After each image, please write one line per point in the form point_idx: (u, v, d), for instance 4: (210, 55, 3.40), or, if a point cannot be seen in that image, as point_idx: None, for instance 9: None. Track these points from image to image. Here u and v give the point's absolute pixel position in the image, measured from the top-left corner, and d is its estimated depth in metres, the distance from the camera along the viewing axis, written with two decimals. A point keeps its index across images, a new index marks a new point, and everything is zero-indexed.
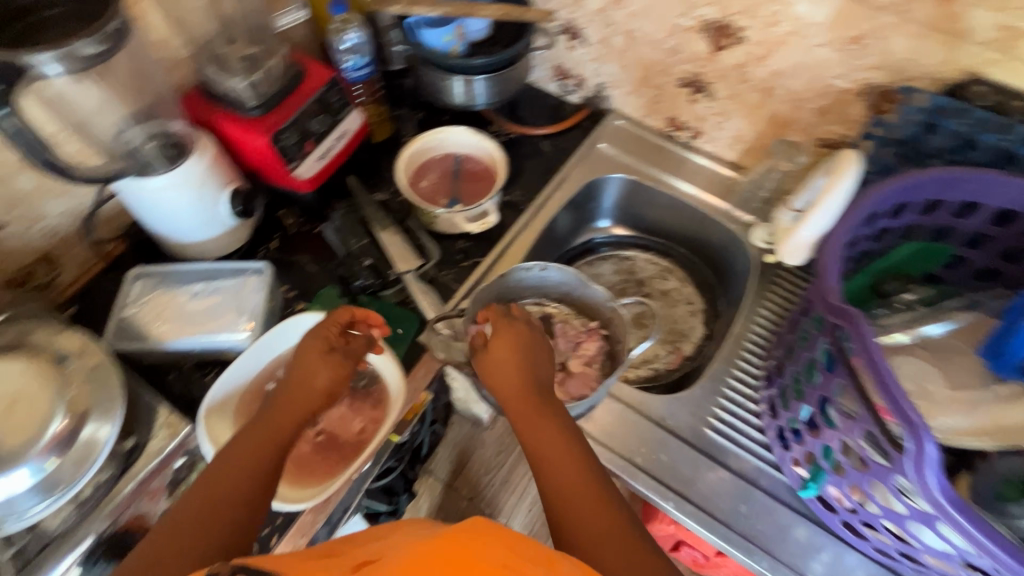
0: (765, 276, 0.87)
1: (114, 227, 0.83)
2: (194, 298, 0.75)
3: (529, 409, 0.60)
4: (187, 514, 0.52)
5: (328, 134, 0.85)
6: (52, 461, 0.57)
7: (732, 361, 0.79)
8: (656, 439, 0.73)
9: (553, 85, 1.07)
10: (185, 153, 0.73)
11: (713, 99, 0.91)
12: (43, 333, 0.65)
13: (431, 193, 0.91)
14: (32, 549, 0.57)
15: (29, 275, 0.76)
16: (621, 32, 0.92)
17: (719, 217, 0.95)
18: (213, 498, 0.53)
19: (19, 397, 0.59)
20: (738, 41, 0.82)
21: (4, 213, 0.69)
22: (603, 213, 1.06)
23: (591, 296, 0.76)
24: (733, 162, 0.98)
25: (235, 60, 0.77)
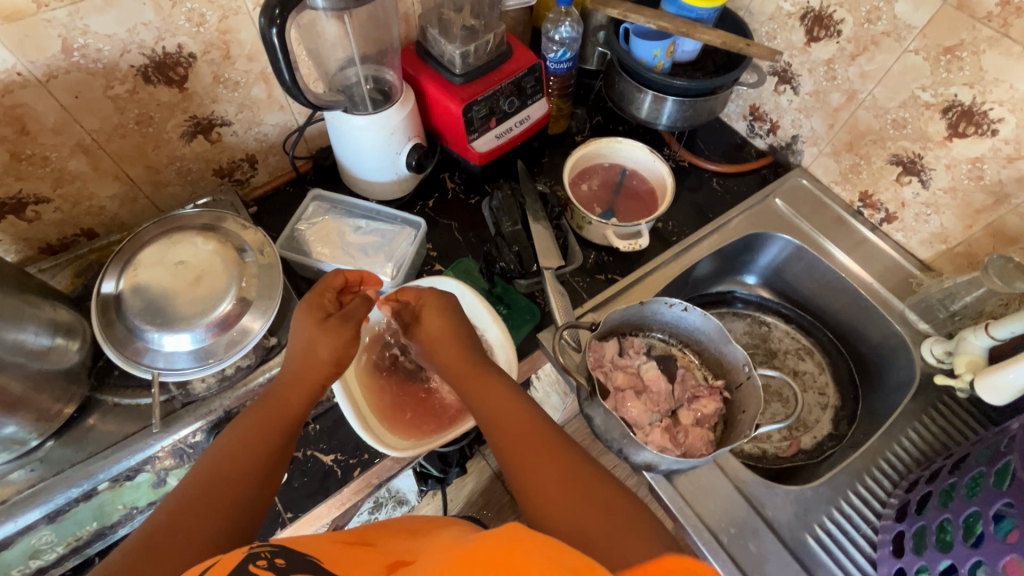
0: (924, 397, 0.77)
1: (308, 148, 0.92)
2: (356, 232, 0.81)
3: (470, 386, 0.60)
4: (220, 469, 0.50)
5: (512, 116, 0.87)
6: (210, 336, 0.65)
7: (858, 475, 0.71)
8: (749, 525, 0.68)
9: (742, 124, 1.02)
10: (390, 101, 0.79)
11: (925, 187, 0.81)
12: (234, 224, 0.73)
13: (589, 199, 0.90)
14: (178, 403, 0.65)
15: (235, 169, 0.87)
16: (842, 89, 0.84)
17: (887, 315, 0.85)
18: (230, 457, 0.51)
19: (204, 272, 0.67)
20: (987, 133, 0.71)
21: (235, 113, 0.79)
22: (753, 269, 1.00)
23: (727, 353, 0.72)
24: (924, 262, 0.86)
25: (457, 27, 0.82)
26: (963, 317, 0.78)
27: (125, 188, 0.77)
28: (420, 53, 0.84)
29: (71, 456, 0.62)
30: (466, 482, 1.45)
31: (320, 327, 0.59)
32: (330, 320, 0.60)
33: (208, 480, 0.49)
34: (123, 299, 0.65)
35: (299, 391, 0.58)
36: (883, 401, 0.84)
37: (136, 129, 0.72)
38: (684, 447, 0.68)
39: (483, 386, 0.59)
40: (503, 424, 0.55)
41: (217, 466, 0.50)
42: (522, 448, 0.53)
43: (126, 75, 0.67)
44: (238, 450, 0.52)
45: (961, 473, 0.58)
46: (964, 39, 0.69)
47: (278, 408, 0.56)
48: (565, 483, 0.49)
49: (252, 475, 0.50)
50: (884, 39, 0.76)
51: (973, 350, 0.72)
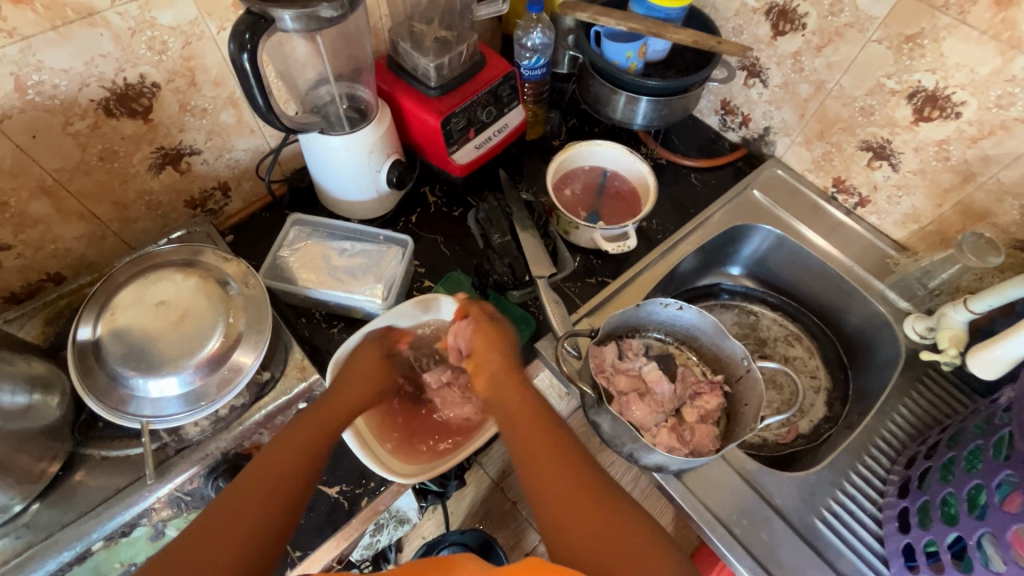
0: (911, 372, 0.79)
1: (282, 171, 0.90)
2: (342, 255, 0.79)
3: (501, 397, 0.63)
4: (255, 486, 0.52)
5: (490, 125, 0.87)
6: (202, 376, 0.62)
7: (858, 455, 0.73)
8: (761, 514, 0.69)
9: (714, 119, 1.04)
10: (366, 119, 0.77)
11: (895, 170, 0.84)
12: (214, 256, 0.70)
13: (573, 204, 0.90)
14: (171, 449, 0.62)
15: (207, 198, 0.83)
16: (810, 80, 0.87)
17: (869, 296, 0.88)
18: (273, 480, 0.53)
19: (188, 310, 0.64)
20: (951, 115, 0.74)
21: (204, 141, 0.76)
22: (736, 260, 1.01)
23: (724, 348, 0.73)
24: (899, 241, 0.90)
25: (429, 40, 0.81)
26: (941, 293, 0.81)
27: (92, 227, 0.73)
28: (392, 67, 0.83)
29: (59, 517, 0.59)
30: (466, 493, 1.44)
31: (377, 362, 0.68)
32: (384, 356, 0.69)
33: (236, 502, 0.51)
34: (103, 345, 0.62)
35: (332, 422, 0.60)
36: (872, 380, 0.87)
37: (100, 165, 0.68)
38: (692, 446, 0.69)
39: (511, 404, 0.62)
40: (529, 440, 0.59)
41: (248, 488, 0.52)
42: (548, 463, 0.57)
43: (87, 110, 0.63)
44: (274, 471, 0.54)
45: (959, 447, 0.60)
46: (925, 27, 0.71)
47: (312, 430, 0.58)
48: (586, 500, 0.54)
49: (286, 502, 0.52)
50: (848, 30, 0.78)
51: (954, 324, 0.74)
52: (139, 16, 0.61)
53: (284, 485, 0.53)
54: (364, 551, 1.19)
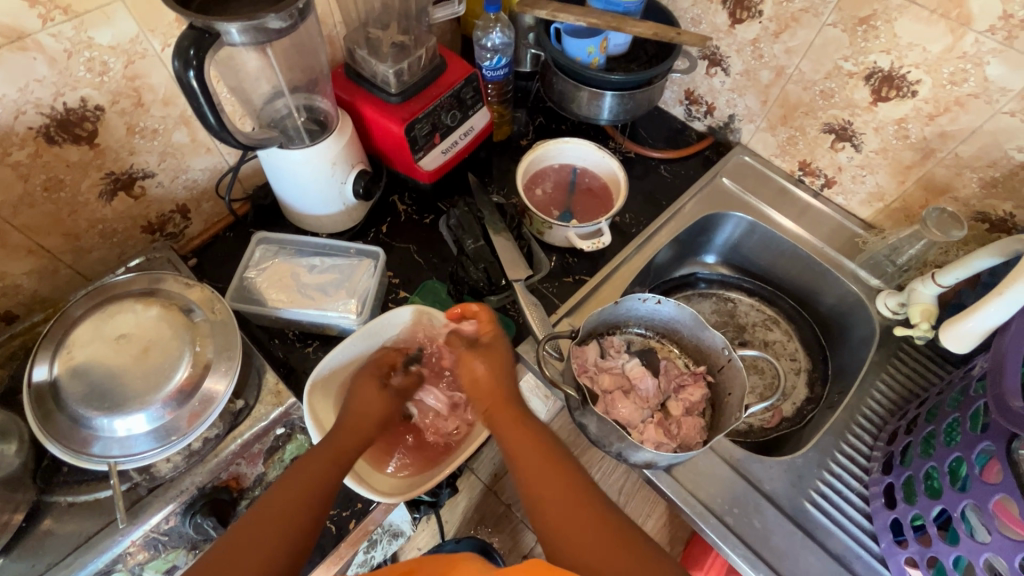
0: (886, 349, 0.81)
1: (244, 188, 0.87)
2: (312, 271, 0.77)
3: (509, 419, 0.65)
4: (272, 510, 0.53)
5: (456, 129, 0.85)
6: (171, 410, 0.59)
7: (841, 434, 0.74)
8: (752, 502, 0.69)
9: (680, 109, 1.04)
10: (327, 131, 0.75)
11: (859, 151, 0.85)
12: (176, 283, 0.67)
13: (545, 204, 0.90)
14: (143, 488, 0.60)
15: (166, 222, 0.80)
16: (770, 66, 0.87)
17: (841, 276, 0.89)
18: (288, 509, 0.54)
19: (152, 342, 0.61)
20: (908, 94, 0.76)
21: (157, 163, 0.73)
22: (711, 248, 1.02)
23: (704, 339, 0.73)
24: (866, 220, 0.91)
25: (386, 45, 0.79)
26: (910, 268, 0.83)
27: (42, 261, 0.69)
28: (350, 75, 0.81)
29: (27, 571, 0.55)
30: (459, 500, 1.43)
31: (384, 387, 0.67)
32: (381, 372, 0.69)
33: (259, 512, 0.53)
34: (61, 386, 0.59)
35: (355, 438, 0.61)
36: (850, 358, 0.88)
37: (46, 196, 0.65)
38: (679, 439, 0.69)
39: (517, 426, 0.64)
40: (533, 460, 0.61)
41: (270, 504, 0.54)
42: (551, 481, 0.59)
43: (25, 139, 0.60)
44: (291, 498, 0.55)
45: (938, 420, 0.60)
46: (877, 9, 0.72)
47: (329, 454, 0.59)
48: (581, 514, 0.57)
49: (306, 517, 0.54)
50: (803, 15, 0.79)
51: (924, 299, 0.76)
52: (75, 37, 0.58)
53: (305, 498, 0.55)
54: (359, 569, 1.16)
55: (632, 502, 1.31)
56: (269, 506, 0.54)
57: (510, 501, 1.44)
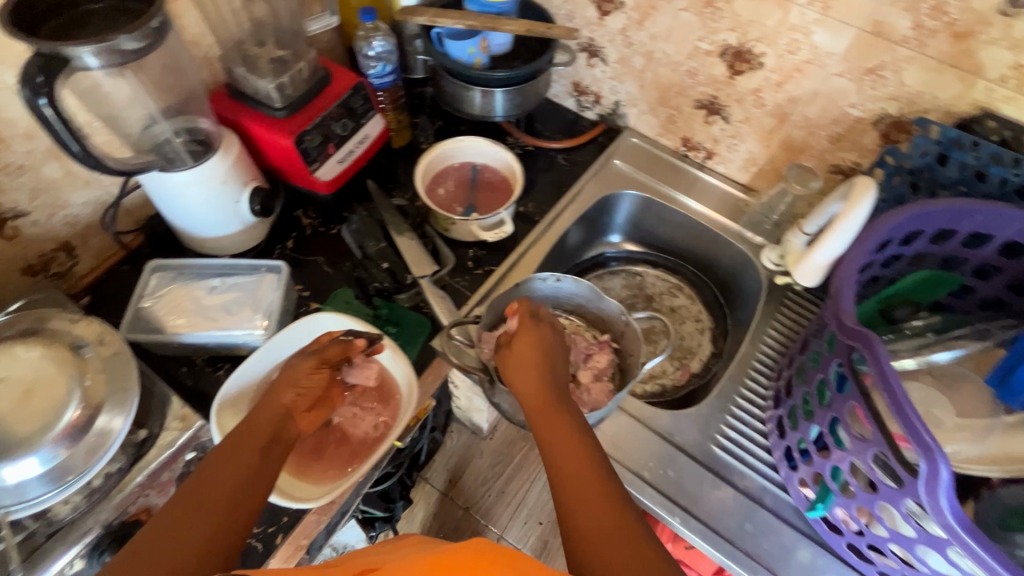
0: (774, 297, 0.88)
1: (135, 219, 0.84)
2: (212, 292, 0.76)
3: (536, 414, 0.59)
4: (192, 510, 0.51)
5: (349, 138, 0.86)
6: (63, 451, 0.57)
7: (740, 379, 0.80)
8: (665, 453, 0.74)
9: (570, 101, 1.09)
10: (211, 149, 0.74)
11: (728, 122, 0.93)
12: (60, 321, 0.65)
13: (448, 201, 0.92)
14: (42, 535, 0.57)
15: (49, 262, 0.76)
16: (641, 52, 0.94)
17: (730, 238, 0.96)
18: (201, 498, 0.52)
19: (35, 384, 0.59)
20: (757, 66, 0.84)
21: (29, 200, 0.70)
22: (614, 228, 1.08)
23: (605, 308, 0.77)
24: (746, 185, 0.99)
25: (264, 61, 0.79)
26: (785, 223, 0.91)
27: None
28: (233, 95, 0.81)
29: None
30: (415, 511, 1.42)
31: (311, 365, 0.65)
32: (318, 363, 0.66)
33: (185, 508, 0.51)
34: None
35: (266, 422, 0.59)
36: (746, 312, 0.95)
37: None
38: (590, 404, 0.72)
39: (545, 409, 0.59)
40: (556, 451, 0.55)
41: (195, 493, 0.52)
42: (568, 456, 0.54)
43: None
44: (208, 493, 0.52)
45: (807, 352, 0.68)
46: None
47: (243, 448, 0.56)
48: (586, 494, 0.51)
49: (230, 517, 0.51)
50: (659, 3, 0.86)
51: (796, 248, 0.83)
52: None
53: (233, 498, 0.52)
54: None
55: None
56: (182, 517, 0.50)
57: (468, 503, 1.44)
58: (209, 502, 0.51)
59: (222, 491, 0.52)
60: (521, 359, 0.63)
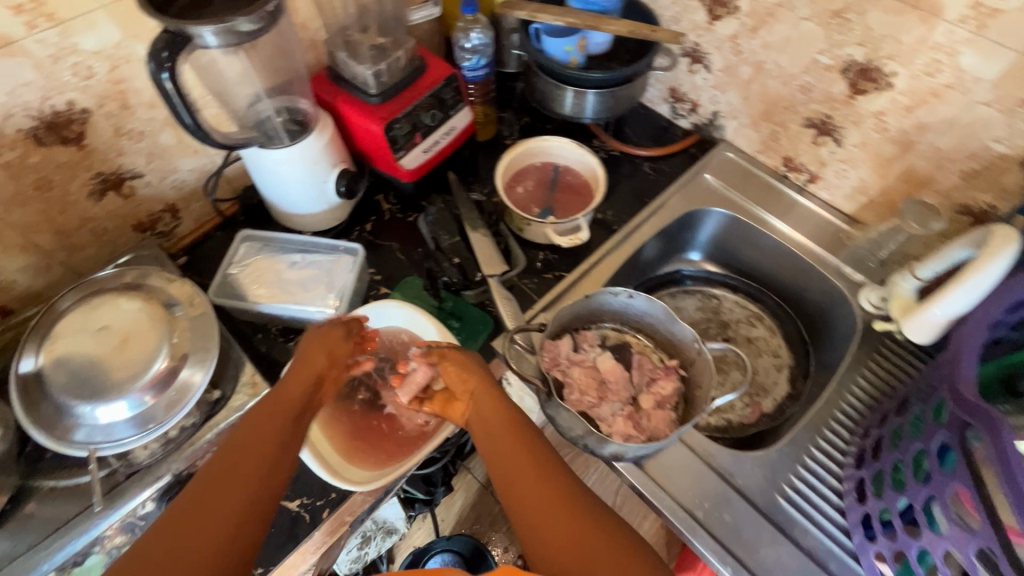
0: (868, 343, 0.80)
1: (232, 189, 0.90)
2: (293, 267, 0.79)
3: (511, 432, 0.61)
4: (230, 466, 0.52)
5: (437, 128, 0.87)
6: (149, 399, 0.61)
7: (817, 429, 0.73)
8: (723, 496, 0.69)
9: (665, 107, 1.04)
10: (307, 130, 0.77)
11: (840, 145, 0.84)
12: (158, 279, 0.70)
13: (526, 201, 0.90)
14: (121, 474, 0.62)
15: (155, 222, 0.83)
16: (750, 62, 0.87)
17: (824, 271, 0.88)
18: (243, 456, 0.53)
19: (131, 333, 0.64)
20: (884, 86, 0.75)
21: (145, 163, 0.76)
22: (695, 245, 1.02)
23: (676, 332, 0.73)
24: (851, 215, 0.90)
25: (365, 47, 0.81)
26: (892, 263, 0.82)
27: (35, 258, 0.72)
28: (333, 78, 0.83)
29: (8, 551, 0.58)
30: (454, 499, 1.44)
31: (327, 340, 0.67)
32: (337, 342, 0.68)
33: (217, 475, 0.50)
34: (45, 375, 0.61)
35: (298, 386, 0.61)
36: (833, 354, 0.87)
37: (36, 195, 0.68)
38: (648, 432, 0.69)
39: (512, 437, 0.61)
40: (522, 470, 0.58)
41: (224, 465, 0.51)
42: (530, 487, 0.56)
43: (15, 140, 0.63)
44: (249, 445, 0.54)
45: (904, 414, 0.60)
46: (849, 1, 0.72)
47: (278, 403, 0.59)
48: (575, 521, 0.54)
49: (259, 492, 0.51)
50: (779, 10, 0.79)
51: (903, 293, 0.75)
52: (60, 43, 0.61)
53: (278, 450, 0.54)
54: (351, 565, 1.17)
55: (626, 506, 1.30)
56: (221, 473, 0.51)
57: None
58: (250, 452, 0.53)
59: (263, 444, 0.54)
60: (482, 396, 0.65)
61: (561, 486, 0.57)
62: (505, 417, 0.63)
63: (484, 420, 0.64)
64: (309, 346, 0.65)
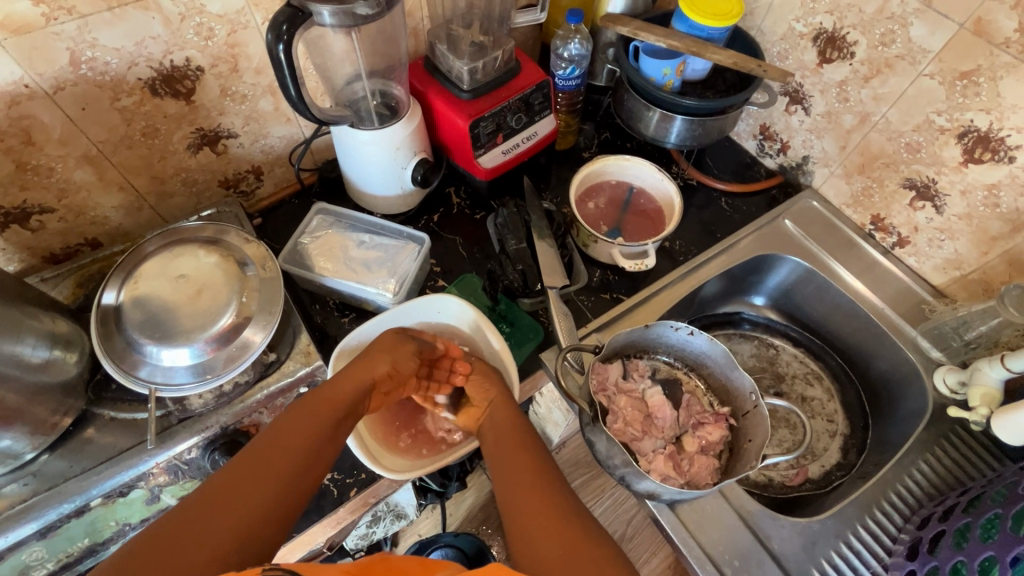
0: (937, 428, 0.75)
1: (314, 160, 0.92)
2: (360, 247, 0.81)
3: (512, 446, 0.63)
4: (260, 465, 0.54)
5: (519, 132, 0.87)
6: (209, 350, 0.64)
7: (867, 509, 0.69)
8: (754, 558, 0.66)
9: (752, 143, 1.01)
10: (397, 116, 0.78)
11: (939, 213, 0.79)
12: (236, 237, 0.72)
13: (595, 218, 0.89)
14: (174, 418, 0.65)
15: (240, 181, 0.87)
16: (855, 111, 0.83)
17: (899, 342, 0.83)
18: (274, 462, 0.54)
19: (206, 286, 0.66)
20: (1004, 159, 0.70)
21: (241, 125, 0.79)
22: (761, 290, 0.98)
23: (733, 380, 0.70)
24: (937, 288, 0.84)
25: (466, 44, 0.82)
26: (978, 346, 0.76)
27: (130, 198, 0.77)
28: (427, 68, 0.84)
29: (64, 471, 0.61)
30: (465, 496, 1.44)
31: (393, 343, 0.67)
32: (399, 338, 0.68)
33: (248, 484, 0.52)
34: (123, 311, 0.65)
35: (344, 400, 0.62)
36: (894, 431, 0.82)
37: (142, 140, 0.72)
38: (688, 476, 0.67)
39: (516, 451, 0.62)
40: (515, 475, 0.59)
41: (250, 476, 0.53)
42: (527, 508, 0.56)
43: (134, 88, 0.67)
44: (276, 449, 0.55)
45: (976, 513, 0.57)
46: (981, 64, 0.67)
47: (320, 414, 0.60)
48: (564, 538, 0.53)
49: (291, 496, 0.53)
50: (898, 62, 0.75)
51: (988, 382, 0.69)
52: (190, 3, 0.64)
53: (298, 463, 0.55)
54: (359, 540, 1.19)
55: (636, 539, 1.26)
56: (253, 473, 0.53)
57: None
58: (271, 462, 0.54)
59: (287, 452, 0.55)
60: (493, 405, 0.67)
61: (552, 499, 0.57)
62: (514, 433, 0.64)
63: (497, 438, 0.64)
64: (377, 348, 0.66)
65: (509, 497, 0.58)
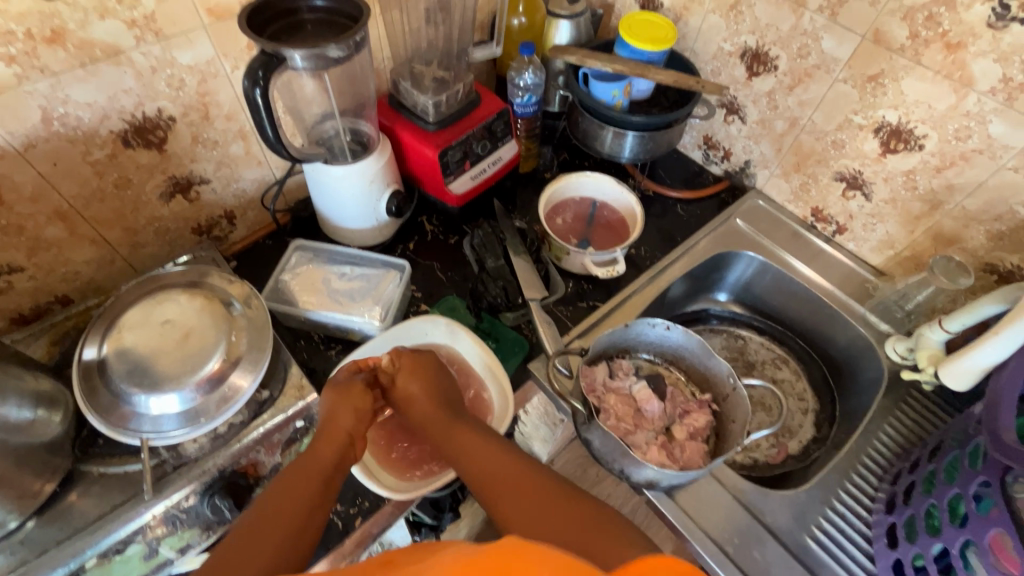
0: (895, 393, 0.82)
1: (287, 201, 0.94)
2: (342, 278, 0.82)
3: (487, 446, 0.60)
4: (261, 521, 0.50)
5: (485, 158, 0.91)
6: (200, 394, 0.63)
7: (846, 474, 0.74)
8: (752, 532, 0.69)
9: (698, 153, 1.09)
10: (368, 151, 0.82)
11: (869, 200, 0.88)
12: (219, 278, 0.73)
13: (564, 232, 0.94)
14: (169, 466, 0.63)
15: (213, 227, 0.87)
16: (785, 117, 0.92)
17: (851, 319, 0.91)
18: (279, 510, 0.52)
19: (191, 329, 0.66)
20: (915, 147, 0.79)
21: (213, 171, 0.80)
22: (724, 286, 1.05)
23: (711, 367, 0.76)
24: (877, 267, 0.93)
25: (428, 79, 0.87)
26: (919, 315, 0.85)
27: (102, 251, 0.76)
28: (393, 104, 0.88)
29: (53, 535, 0.59)
30: None
31: (339, 394, 0.65)
32: (342, 388, 0.66)
33: (247, 538, 0.49)
34: (106, 362, 0.64)
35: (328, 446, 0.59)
36: (857, 402, 0.89)
37: (115, 192, 0.72)
38: (682, 462, 0.71)
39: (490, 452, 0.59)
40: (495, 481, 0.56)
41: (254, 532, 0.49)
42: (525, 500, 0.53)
43: (106, 140, 0.67)
44: (275, 502, 0.53)
45: (939, 459, 0.63)
46: (884, 68, 0.77)
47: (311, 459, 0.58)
48: (572, 513, 0.50)
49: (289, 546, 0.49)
50: (816, 71, 0.85)
51: (932, 344, 0.78)
52: (161, 56, 0.66)
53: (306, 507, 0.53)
54: None
55: None
56: (258, 525, 0.50)
57: None
58: (275, 517, 0.51)
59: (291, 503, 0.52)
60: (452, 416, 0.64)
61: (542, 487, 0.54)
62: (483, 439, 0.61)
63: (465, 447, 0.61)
64: (332, 404, 0.64)
65: (501, 496, 0.54)
